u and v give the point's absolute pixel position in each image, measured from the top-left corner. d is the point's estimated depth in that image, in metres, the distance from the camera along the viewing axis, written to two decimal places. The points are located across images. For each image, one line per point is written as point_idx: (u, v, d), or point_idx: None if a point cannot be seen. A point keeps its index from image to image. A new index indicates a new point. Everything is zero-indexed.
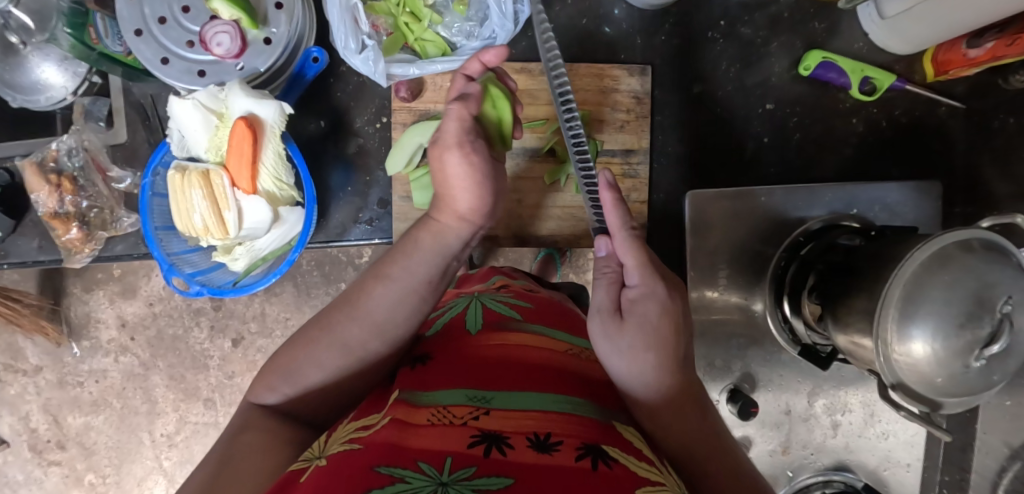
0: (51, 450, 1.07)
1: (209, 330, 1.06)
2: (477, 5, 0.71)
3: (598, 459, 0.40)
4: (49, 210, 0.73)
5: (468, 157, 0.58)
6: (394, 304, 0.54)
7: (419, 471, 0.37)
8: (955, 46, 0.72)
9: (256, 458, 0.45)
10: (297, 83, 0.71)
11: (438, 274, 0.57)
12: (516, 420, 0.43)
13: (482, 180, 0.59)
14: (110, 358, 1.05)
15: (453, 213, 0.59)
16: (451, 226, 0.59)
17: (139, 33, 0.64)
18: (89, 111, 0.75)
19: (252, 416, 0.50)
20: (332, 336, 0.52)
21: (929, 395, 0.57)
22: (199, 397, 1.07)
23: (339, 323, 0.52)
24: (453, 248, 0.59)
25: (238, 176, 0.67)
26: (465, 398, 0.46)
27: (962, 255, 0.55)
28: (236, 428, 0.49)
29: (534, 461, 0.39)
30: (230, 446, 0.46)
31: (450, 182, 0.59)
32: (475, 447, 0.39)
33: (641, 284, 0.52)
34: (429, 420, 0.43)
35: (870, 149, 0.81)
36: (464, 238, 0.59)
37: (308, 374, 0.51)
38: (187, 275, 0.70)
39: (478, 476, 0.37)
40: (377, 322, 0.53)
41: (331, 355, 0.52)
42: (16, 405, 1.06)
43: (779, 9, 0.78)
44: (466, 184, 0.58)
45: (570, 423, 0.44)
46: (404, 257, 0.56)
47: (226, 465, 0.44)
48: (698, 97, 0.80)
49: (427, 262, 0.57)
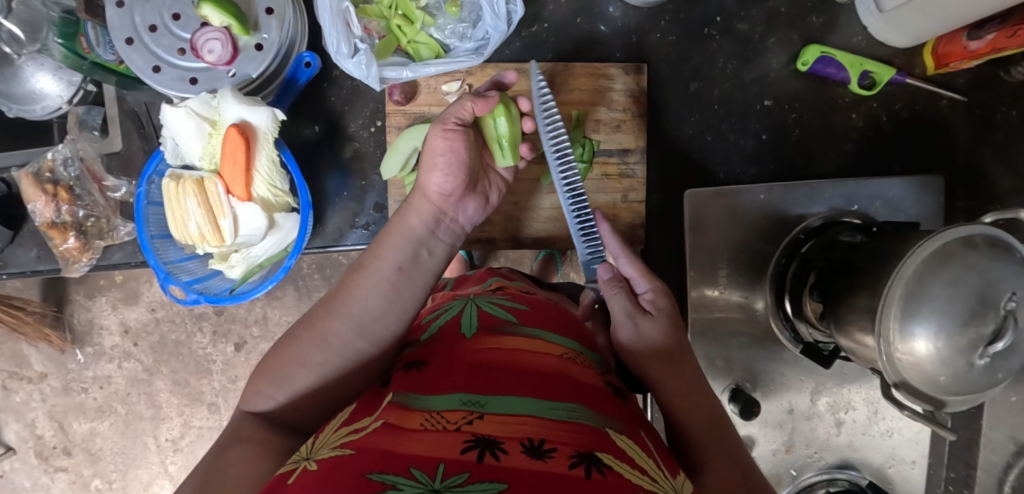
0: (58, 456, 1.08)
1: (211, 335, 1.06)
2: (469, 6, 0.71)
3: (592, 467, 0.40)
4: (46, 220, 0.73)
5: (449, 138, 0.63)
6: (370, 293, 0.57)
7: (411, 478, 0.36)
8: (955, 39, 0.71)
9: (244, 466, 0.45)
10: (289, 89, 0.70)
11: (408, 260, 0.61)
12: (509, 425, 0.43)
13: (455, 159, 0.64)
14: (114, 364, 1.06)
15: (421, 194, 0.64)
16: (416, 209, 0.64)
17: (131, 41, 0.63)
18: (83, 121, 0.75)
19: (241, 424, 0.50)
20: (312, 331, 0.54)
21: (932, 393, 0.57)
22: (203, 401, 1.07)
23: (321, 318, 0.55)
24: (419, 234, 0.63)
25: (232, 183, 0.66)
26: (459, 403, 0.46)
27: (966, 251, 0.54)
28: (224, 438, 0.48)
29: (528, 467, 0.39)
30: (213, 459, 0.45)
31: (426, 160, 0.63)
32: (468, 453, 0.39)
33: (649, 289, 0.61)
34: (423, 426, 0.43)
35: (871, 144, 0.79)
36: (426, 224, 0.63)
37: (294, 375, 0.52)
38: (184, 283, 0.70)
39: (471, 481, 0.37)
40: (354, 313, 0.56)
41: (312, 351, 0.53)
42: (22, 411, 1.07)
43: (775, 4, 0.77)
44: (438, 163, 0.63)
45: (566, 429, 0.44)
46: (377, 248, 0.61)
47: (213, 473, 0.44)
48: (695, 95, 0.79)
49: (396, 250, 0.61)
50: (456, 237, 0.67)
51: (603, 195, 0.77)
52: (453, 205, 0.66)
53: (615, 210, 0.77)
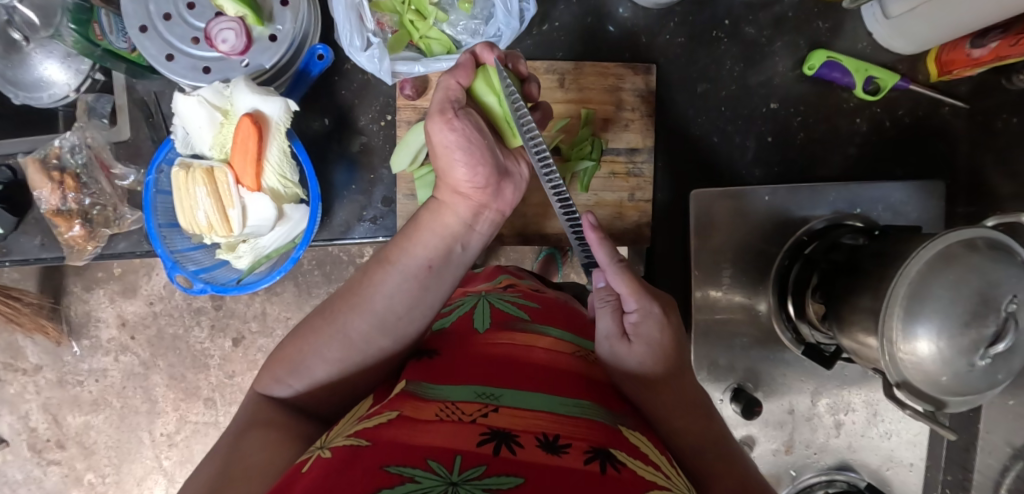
0: (50, 449, 1.07)
1: (209, 330, 1.06)
2: (481, 3, 0.71)
3: (607, 462, 0.41)
4: (52, 207, 0.73)
5: (456, 129, 0.60)
6: (394, 291, 0.56)
7: (429, 470, 0.37)
8: (958, 46, 0.73)
9: (260, 452, 0.46)
10: (302, 81, 0.71)
11: (438, 257, 0.59)
12: (524, 419, 0.44)
13: (472, 149, 0.60)
14: (110, 357, 1.05)
15: (450, 189, 0.61)
16: (449, 203, 0.61)
17: (145, 29, 0.64)
18: (93, 108, 0.75)
19: (259, 408, 0.51)
20: (335, 327, 0.54)
21: (933, 393, 0.57)
22: (199, 396, 1.07)
23: (343, 313, 0.54)
24: (454, 230, 0.60)
25: (242, 173, 0.66)
26: (474, 395, 0.47)
27: (967, 255, 0.55)
28: (243, 422, 0.50)
29: (543, 461, 0.39)
30: (233, 442, 0.47)
31: (443, 159, 0.61)
32: (485, 446, 0.40)
33: (639, 307, 0.56)
34: (438, 417, 0.44)
35: (873, 149, 0.81)
36: (464, 220, 0.61)
37: (313, 368, 0.53)
38: (191, 272, 0.70)
39: (488, 475, 0.37)
40: (378, 310, 0.55)
41: (333, 347, 0.53)
42: (15, 404, 1.06)
43: (782, 9, 0.78)
44: (459, 156, 0.60)
45: (578, 425, 0.44)
46: (405, 242, 0.58)
47: (231, 459, 0.45)
48: (702, 97, 0.80)
49: (426, 246, 0.58)
50: (496, 225, 0.65)
51: (609, 193, 0.78)
52: (489, 195, 0.62)
53: (621, 209, 0.78)
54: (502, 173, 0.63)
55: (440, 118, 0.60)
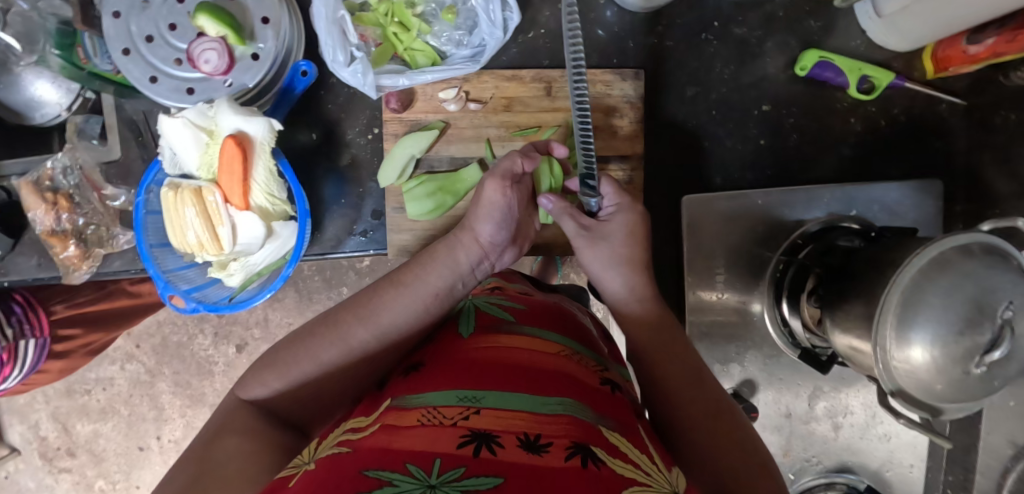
0: (61, 457, 1.17)
1: (212, 337, 1.14)
2: (466, 13, 0.71)
3: (588, 458, 0.41)
4: (47, 228, 0.73)
5: (506, 194, 0.65)
6: (403, 310, 0.59)
7: (408, 473, 0.38)
8: (954, 42, 0.71)
9: (235, 461, 0.46)
10: (286, 99, 0.70)
11: (446, 288, 0.63)
12: (505, 419, 0.44)
13: (506, 215, 0.66)
14: (117, 366, 1.15)
15: (472, 235, 0.65)
16: (463, 241, 0.65)
17: (127, 52, 0.64)
18: (83, 130, 0.74)
19: (237, 411, 0.52)
20: (338, 333, 0.56)
21: (928, 400, 0.57)
22: (205, 403, 1.16)
23: (349, 323, 0.57)
24: (462, 268, 0.64)
25: (230, 192, 0.67)
26: (456, 400, 0.47)
27: (961, 260, 0.55)
28: (216, 428, 0.50)
29: (523, 462, 0.40)
30: (209, 446, 0.48)
31: (479, 210, 0.65)
32: (464, 448, 0.40)
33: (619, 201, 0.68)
34: (420, 422, 0.44)
35: (868, 149, 0.79)
36: (472, 261, 0.65)
37: (300, 369, 0.55)
38: (183, 291, 0.70)
39: (467, 476, 0.38)
40: (382, 323, 0.58)
41: (331, 352, 0.56)
42: (26, 413, 1.17)
43: (773, 8, 0.77)
44: (496, 215, 0.65)
45: (561, 423, 0.44)
46: (419, 268, 0.62)
47: (205, 464, 0.46)
48: (692, 101, 0.78)
49: (439, 275, 0.62)
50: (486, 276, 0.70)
51: None
52: (496, 254, 0.68)
53: None
54: (516, 238, 0.70)
55: (500, 180, 0.65)
